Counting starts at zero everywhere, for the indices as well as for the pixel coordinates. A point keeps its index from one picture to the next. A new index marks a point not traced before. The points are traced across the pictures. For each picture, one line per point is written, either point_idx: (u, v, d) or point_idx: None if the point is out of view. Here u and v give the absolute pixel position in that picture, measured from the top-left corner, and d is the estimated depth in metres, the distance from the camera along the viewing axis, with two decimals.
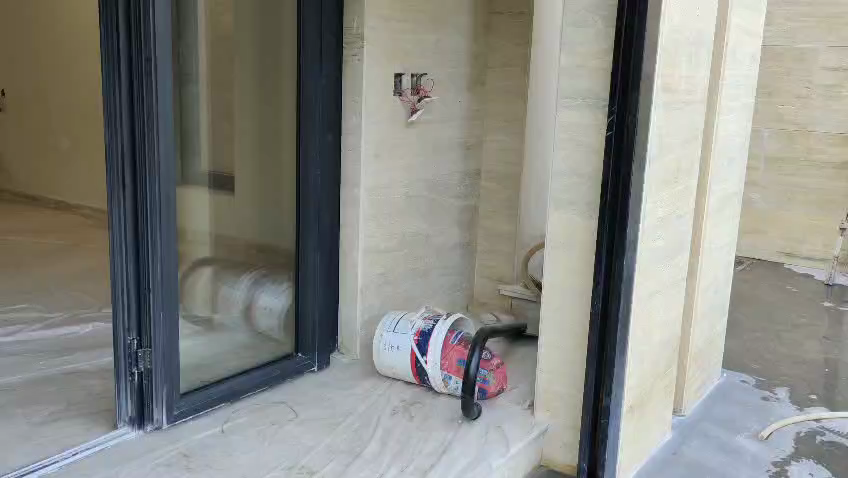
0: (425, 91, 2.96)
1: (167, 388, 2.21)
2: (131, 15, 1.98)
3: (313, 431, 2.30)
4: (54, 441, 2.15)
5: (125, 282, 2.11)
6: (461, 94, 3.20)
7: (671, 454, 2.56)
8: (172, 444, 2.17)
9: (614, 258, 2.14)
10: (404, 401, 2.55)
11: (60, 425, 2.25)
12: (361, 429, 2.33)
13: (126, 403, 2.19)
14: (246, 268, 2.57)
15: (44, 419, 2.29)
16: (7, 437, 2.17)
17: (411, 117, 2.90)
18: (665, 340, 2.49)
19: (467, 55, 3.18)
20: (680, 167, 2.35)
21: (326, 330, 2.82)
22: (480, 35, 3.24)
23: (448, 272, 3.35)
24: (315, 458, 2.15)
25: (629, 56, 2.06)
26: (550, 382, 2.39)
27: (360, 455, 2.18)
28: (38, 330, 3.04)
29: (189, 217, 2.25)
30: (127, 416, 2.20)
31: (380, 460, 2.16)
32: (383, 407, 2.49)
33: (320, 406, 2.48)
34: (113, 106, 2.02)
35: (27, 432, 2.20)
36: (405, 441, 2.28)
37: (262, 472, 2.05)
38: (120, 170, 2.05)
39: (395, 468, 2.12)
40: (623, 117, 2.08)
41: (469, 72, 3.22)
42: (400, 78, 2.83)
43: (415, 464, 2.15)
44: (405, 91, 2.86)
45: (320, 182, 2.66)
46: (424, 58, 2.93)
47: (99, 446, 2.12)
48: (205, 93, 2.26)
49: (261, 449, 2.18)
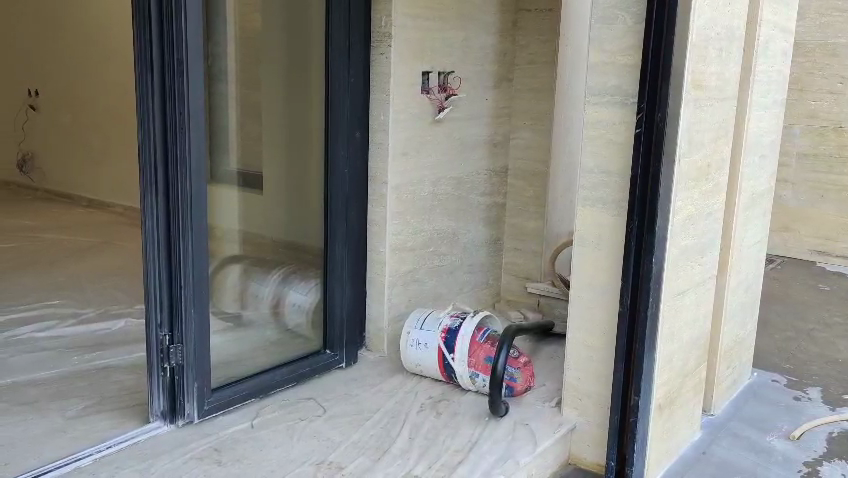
0: (452, 89, 2.96)
1: (198, 383, 2.25)
2: (162, 16, 2.01)
3: (340, 427, 2.32)
4: (88, 435, 2.19)
5: (157, 279, 2.14)
6: (488, 92, 3.20)
7: (700, 454, 2.54)
8: (203, 438, 2.20)
9: (643, 256, 2.13)
10: (431, 398, 2.56)
11: (93, 419, 2.30)
12: (388, 426, 2.35)
13: (159, 398, 2.22)
14: (276, 265, 2.58)
15: (79, 412, 2.34)
16: (43, 430, 2.22)
17: (438, 115, 2.91)
18: (695, 338, 2.47)
19: (494, 52, 3.18)
20: (710, 164, 2.33)
21: (353, 327, 2.84)
22: (507, 32, 3.23)
23: (475, 269, 3.35)
24: (343, 453, 2.17)
25: (657, 53, 2.04)
26: (577, 380, 2.39)
27: (387, 451, 2.20)
28: (72, 325, 3.11)
29: (221, 215, 2.28)
30: (160, 410, 2.24)
31: (406, 457, 2.17)
32: (410, 404, 2.50)
33: (348, 402, 2.50)
34: (145, 106, 2.05)
35: (62, 426, 2.25)
36: (432, 438, 2.29)
37: (291, 467, 2.08)
38: (153, 169, 2.08)
39: (422, 464, 2.13)
40: (651, 115, 2.07)
41: (496, 70, 3.22)
42: (427, 76, 2.84)
43: (442, 461, 2.16)
44: (433, 89, 2.86)
45: (347, 179, 2.68)
46: (451, 55, 2.94)
47: (132, 440, 2.17)
48: (234, 93, 2.29)
49: (290, 444, 2.21)
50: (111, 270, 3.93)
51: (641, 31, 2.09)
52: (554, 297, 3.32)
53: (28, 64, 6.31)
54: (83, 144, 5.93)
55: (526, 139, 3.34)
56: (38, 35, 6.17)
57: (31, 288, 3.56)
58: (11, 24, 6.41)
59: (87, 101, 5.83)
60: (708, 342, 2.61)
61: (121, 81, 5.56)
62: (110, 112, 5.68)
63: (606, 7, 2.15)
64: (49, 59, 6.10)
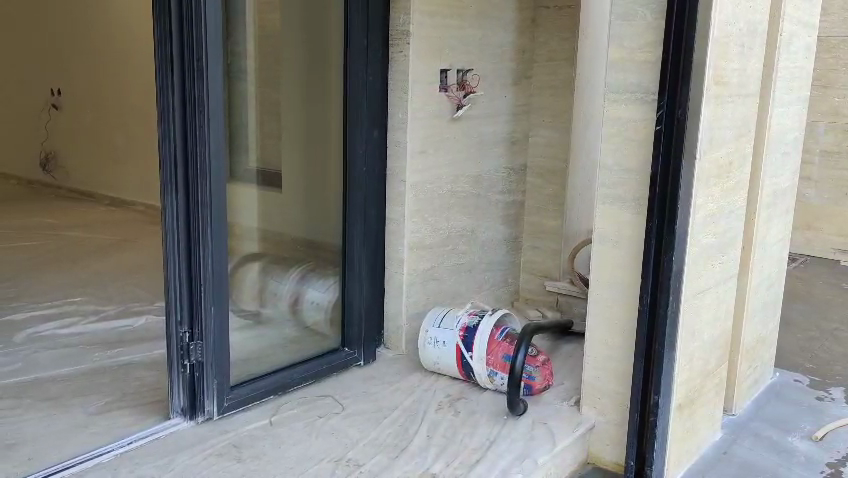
0: (470, 87, 2.95)
1: (218, 380, 2.26)
2: (182, 16, 2.03)
3: (359, 425, 2.33)
4: (110, 431, 2.22)
5: (177, 277, 2.16)
6: (506, 89, 3.18)
7: (721, 454, 2.52)
8: (223, 435, 2.22)
9: (662, 255, 2.12)
10: (449, 396, 2.56)
11: (114, 415, 2.32)
12: (406, 423, 2.35)
13: (179, 394, 2.24)
14: (293, 263, 2.60)
15: (100, 408, 2.36)
16: (65, 425, 2.25)
17: (456, 113, 2.90)
18: (716, 337, 2.45)
19: (513, 50, 3.17)
20: (731, 161, 2.30)
21: (371, 325, 2.85)
22: (526, 29, 3.22)
23: (493, 268, 3.34)
24: (362, 450, 2.17)
25: (678, 48, 2.02)
26: (596, 379, 2.37)
27: (406, 448, 2.20)
28: (94, 322, 3.14)
29: (239, 213, 2.29)
30: (180, 406, 2.26)
31: (425, 455, 2.17)
32: (429, 402, 2.50)
33: (366, 400, 2.51)
34: (165, 105, 2.07)
35: (83, 422, 2.27)
36: (451, 436, 2.29)
37: (310, 464, 2.09)
38: (172, 168, 2.10)
39: (441, 462, 2.13)
40: (672, 111, 2.05)
41: (515, 67, 3.20)
42: (446, 74, 2.83)
43: (461, 459, 2.16)
44: (451, 87, 2.86)
45: (365, 177, 2.68)
46: (469, 53, 2.93)
47: (153, 436, 2.18)
48: (253, 92, 2.30)
49: (308, 441, 2.21)
50: (132, 267, 3.97)
51: (661, 26, 2.07)
52: (573, 295, 3.33)
53: (52, 63, 6.37)
54: (105, 143, 5.99)
55: (545, 137, 3.33)
56: (62, 35, 6.22)
57: (52, 286, 3.60)
58: (35, 24, 6.46)
59: (111, 100, 5.88)
60: (729, 342, 2.58)
61: (144, 81, 5.60)
62: (133, 112, 5.73)
63: (626, 2, 2.13)
64: (73, 59, 6.15)
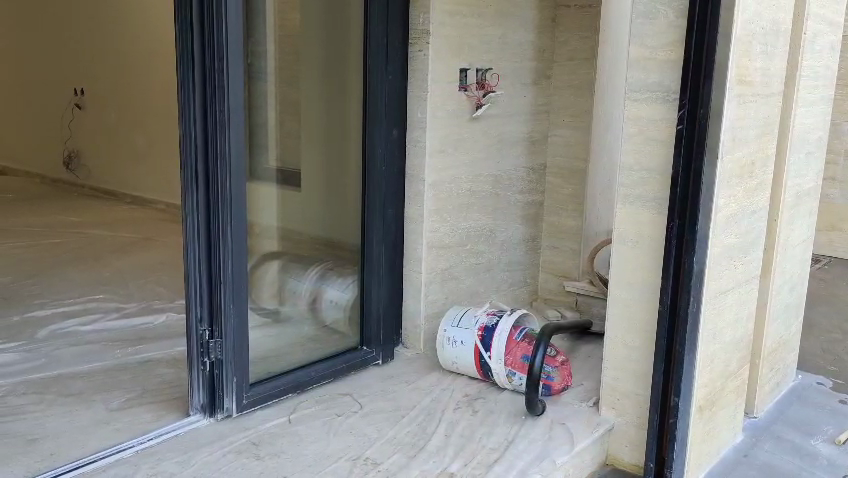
0: (490, 86, 2.95)
1: (238, 377, 2.28)
2: (204, 16, 2.04)
3: (376, 424, 2.33)
4: (130, 427, 2.24)
5: (198, 274, 2.17)
6: (526, 88, 3.17)
7: (742, 457, 2.49)
8: (242, 432, 2.23)
9: (683, 256, 2.10)
10: (467, 396, 2.55)
11: (136, 411, 2.34)
12: (424, 423, 2.35)
13: (199, 391, 2.27)
14: (312, 262, 2.61)
15: (121, 404, 2.39)
16: (87, 421, 2.27)
17: (476, 112, 2.89)
18: (737, 338, 2.42)
19: (533, 49, 3.15)
20: (754, 161, 2.28)
21: (390, 324, 2.85)
22: (546, 28, 3.20)
23: (512, 268, 3.33)
24: (380, 449, 2.18)
25: (700, 47, 2.01)
26: (616, 380, 2.35)
27: (424, 448, 2.20)
28: (115, 319, 3.18)
29: (258, 212, 2.30)
30: (199, 403, 2.28)
31: (442, 454, 2.17)
32: (447, 401, 2.50)
33: (384, 399, 2.51)
34: (186, 104, 2.08)
35: (105, 418, 2.30)
36: (469, 436, 2.28)
37: (327, 462, 2.09)
38: (193, 166, 2.11)
39: (458, 462, 2.12)
40: (694, 110, 2.04)
41: (536, 66, 3.19)
42: (465, 73, 2.83)
43: (478, 459, 2.15)
44: (471, 86, 2.85)
45: (384, 177, 2.69)
46: (489, 52, 2.92)
47: (172, 432, 2.20)
48: (273, 91, 2.31)
49: (326, 439, 2.22)
50: (153, 265, 4.00)
51: (683, 25, 2.06)
52: (587, 294, 3.33)
53: (75, 63, 6.44)
54: (127, 142, 6.05)
55: (565, 137, 3.31)
56: (85, 35, 6.28)
57: (75, 283, 3.65)
58: (59, 24, 6.54)
59: (133, 100, 5.92)
60: (751, 344, 2.55)
61: (167, 81, 5.63)
62: (155, 112, 5.77)
63: (647, 1, 2.12)
64: (96, 59, 6.21)
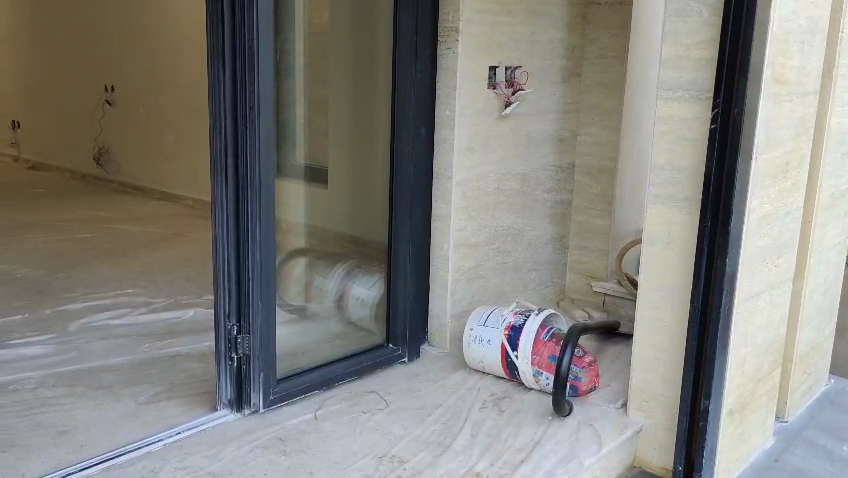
0: (519, 84, 2.93)
1: (264, 373, 2.29)
2: (235, 13, 2.05)
3: (402, 422, 2.33)
4: (159, 421, 2.26)
5: (226, 270, 2.19)
6: (555, 87, 3.15)
7: (772, 461, 2.46)
8: (269, 427, 2.24)
9: (715, 257, 2.08)
10: (493, 395, 2.54)
11: (164, 404, 2.37)
12: (451, 422, 2.34)
13: (226, 386, 2.28)
14: (339, 260, 2.61)
15: (150, 398, 2.41)
16: (116, 414, 2.30)
17: (504, 110, 2.88)
18: (769, 341, 2.39)
19: (562, 47, 3.12)
20: (789, 162, 2.24)
21: (415, 322, 2.85)
22: (576, 26, 3.17)
23: (539, 267, 3.31)
24: (406, 448, 2.17)
25: (735, 45, 1.98)
26: (644, 381, 2.33)
27: (450, 446, 2.20)
28: (144, 313, 3.21)
29: (286, 209, 2.30)
30: (227, 399, 2.30)
31: (469, 454, 2.16)
32: (473, 401, 2.49)
33: (410, 397, 2.51)
34: (217, 101, 2.10)
35: (134, 411, 2.33)
36: (495, 435, 2.27)
37: (354, 459, 2.10)
38: (222, 163, 2.13)
39: (485, 461, 2.12)
40: (728, 109, 2.01)
41: (565, 65, 3.16)
42: (495, 71, 2.81)
43: (505, 458, 2.14)
44: (499, 84, 2.84)
45: (411, 174, 2.69)
46: (518, 50, 2.90)
47: (199, 426, 2.22)
48: (302, 89, 2.32)
49: (353, 436, 2.23)
50: (181, 261, 4.04)
51: (718, 23, 2.02)
52: (621, 295, 3.30)
53: (105, 61, 6.52)
54: (156, 138, 6.12)
55: (594, 136, 3.28)
56: (116, 34, 6.35)
57: (105, 277, 3.69)
58: (91, 23, 6.61)
59: (163, 97, 5.98)
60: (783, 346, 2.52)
61: (196, 80, 5.67)
62: (185, 110, 5.81)
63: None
64: (126, 57, 6.28)
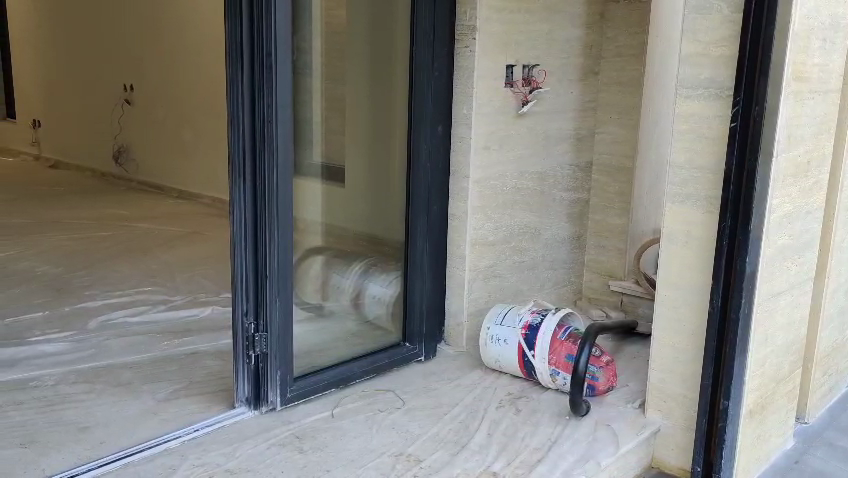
0: (536, 83, 2.92)
1: (282, 371, 2.30)
2: (254, 13, 2.06)
3: (418, 421, 2.33)
4: (177, 418, 2.28)
5: (244, 267, 2.20)
6: (572, 86, 3.13)
7: (792, 463, 2.43)
8: (285, 426, 2.25)
9: (735, 256, 2.07)
10: (510, 394, 2.54)
11: (181, 402, 2.38)
12: (467, 421, 2.34)
13: (243, 384, 2.30)
14: (357, 259, 2.62)
15: (168, 396, 2.43)
16: (135, 412, 2.32)
17: (522, 109, 2.87)
18: (789, 341, 2.37)
19: (580, 45, 3.10)
20: (810, 161, 2.22)
21: (432, 321, 2.86)
22: (593, 25, 3.15)
23: (556, 267, 3.30)
24: (422, 447, 2.17)
25: (756, 43, 1.96)
26: (663, 382, 2.31)
27: (466, 445, 2.20)
28: (161, 311, 3.24)
29: (303, 208, 2.31)
30: (244, 396, 2.31)
31: (485, 453, 2.16)
32: (490, 400, 2.48)
33: (426, 395, 2.51)
34: (235, 99, 2.10)
35: (153, 408, 2.34)
36: (511, 435, 2.27)
37: (370, 457, 2.10)
38: (241, 160, 2.14)
39: (501, 461, 2.11)
40: (748, 108, 2.00)
41: (582, 63, 3.14)
42: (512, 69, 2.80)
43: (521, 458, 2.14)
44: (516, 82, 2.83)
45: (428, 174, 2.69)
46: (535, 48, 2.89)
47: (217, 424, 2.23)
48: (321, 89, 2.31)
49: (369, 435, 2.23)
50: (198, 259, 4.07)
51: (739, 19, 2.00)
52: (637, 295, 3.28)
53: (125, 61, 6.55)
54: (176, 138, 6.15)
55: (612, 134, 3.26)
56: (134, 35, 6.37)
57: (123, 275, 3.72)
58: (110, 23, 6.64)
59: (182, 97, 6.01)
60: (804, 346, 2.49)
61: (214, 80, 5.69)
62: (204, 110, 5.84)
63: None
64: (146, 56, 6.30)
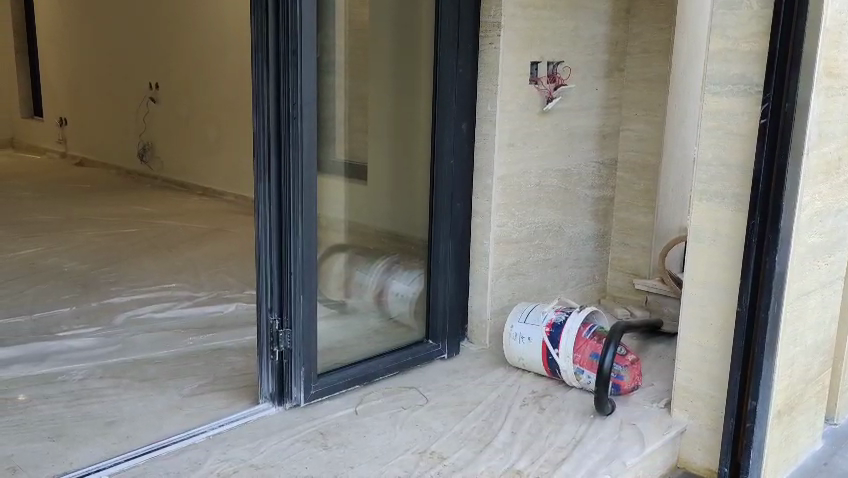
0: (559, 80, 3.94)
1: (305, 368, 3.18)
2: (279, 49, 2.88)
3: (442, 419, 3.20)
4: (234, 432, 3.02)
5: (270, 267, 3.04)
6: (597, 82, 4.23)
7: (824, 464, 3.38)
8: (403, 452, 2.92)
9: (764, 256, 2.85)
10: (534, 394, 3.47)
11: (242, 434, 3.00)
12: (492, 418, 3.22)
13: (269, 382, 3.19)
14: (379, 258, 3.53)
15: (234, 416, 3.13)
16: (241, 447, 2.90)
17: (546, 105, 3.90)
18: (824, 299, 3.25)
19: (604, 40, 4.19)
20: (840, 161, 3.06)
21: (453, 319, 3.90)
22: (619, 21, 4.27)
23: (580, 264, 4.48)
24: (444, 444, 2.99)
25: (787, 41, 2.69)
26: (688, 381, 3.18)
27: (490, 444, 3.01)
28: (237, 336, 4.13)
29: (327, 209, 3.16)
30: (269, 391, 3.20)
31: (509, 453, 2.95)
32: (515, 400, 3.40)
33: (449, 393, 3.45)
34: (261, 115, 2.93)
35: (252, 444, 2.93)
36: (535, 434, 3.10)
37: (397, 453, 2.91)
38: (268, 163, 2.96)
39: (526, 460, 2.90)
40: (779, 104, 2.74)
41: (608, 59, 4.25)
42: (536, 67, 3.81)
43: (545, 458, 2.92)
44: (541, 80, 3.85)
45: (452, 152, 3.65)
46: (559, 45, 3.91)
47: (243, 419, 3.12)
48: (345, 82, 3.16)
49: (393, 432, 3.07)
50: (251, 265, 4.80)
51: (766, 15, 2.75)
52: (665, 294, 4.48)
53: None
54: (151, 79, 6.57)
55: (638, 131, 4.42)
56: None
57: (180, 294, 4.79)
58: None
59: None
60: (831, 348, 3.41)
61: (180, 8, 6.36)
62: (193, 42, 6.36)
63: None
64: None
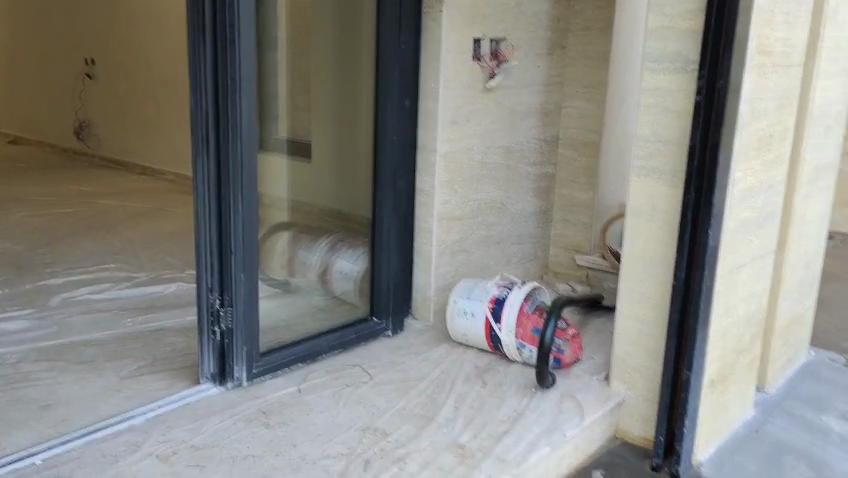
0: (501, 57, 3.76)
1: (247, 348, 2.99)
2: (217, 17, 2.66)
3: (384, 396, 3.03)
4: (159, 414, 2.80)
5: (209, 245, 2.84)
6: (539, 56, 4.06)
7: (756, 431, 3.35)
8: (346, 429, 2.76)
9: (698, 230, 2.75)
10: (476, 369, 3.34)
11: (168, 417, 2.78)
12: (434, 394, 3.07)
13: (210, 362, 2.99)
14: (324, 235, 3.51)
15: (162, 398, 2.91)
16: (176, 429, 2.70)
17: (488, 82, 3.71)
18: (759, 272, 3.20)
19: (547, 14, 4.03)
20: (773, 135, 3.00)
21: (399, 300, 3.73)
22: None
23: (523, 243, 4.33)
24: (387, 422, 2.83)
25: (722, 12, 2.58)
26: (630, 353, 3.10)
27: (433, 419, 2.87)
28: (165, 316, 3.87)
29: (267, 186, 3.01)
30: (210, 373, 3.01)
31: (451, 428, 2.81)
32: (457, 375, 3.26)
33: (392, 370, 3.28)
34: (198, 86, 2.71)
35: (186, 426, 2.73)
36: (478, 408, 2.98)
37: (342, 431, 2.75)
38: (205, 137, 2.74)
39: (468, 433, 2.77)
40: (714, 80, 2.64)
41: (551, 34, 4.10)
42: (479, 43, 3.63)
43: (487, 431, 2.80)
44: (484, 57, 3.67)
45: (397, 131, 3.47)
46: (501, 17, 3.73)
47: (182, 399, 2.90)
48: (285, 56, 3.05)
49: (336, 410, 2.90)
50: None
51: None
52: (603, 270, 4.34)
53: None
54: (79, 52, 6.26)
55: (579, 108, 4.28)
56: None
57: (109, 276, 4.49)
58: None
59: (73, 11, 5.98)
60: (764, 321, 3.37)
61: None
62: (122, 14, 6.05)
63: None
64: None
